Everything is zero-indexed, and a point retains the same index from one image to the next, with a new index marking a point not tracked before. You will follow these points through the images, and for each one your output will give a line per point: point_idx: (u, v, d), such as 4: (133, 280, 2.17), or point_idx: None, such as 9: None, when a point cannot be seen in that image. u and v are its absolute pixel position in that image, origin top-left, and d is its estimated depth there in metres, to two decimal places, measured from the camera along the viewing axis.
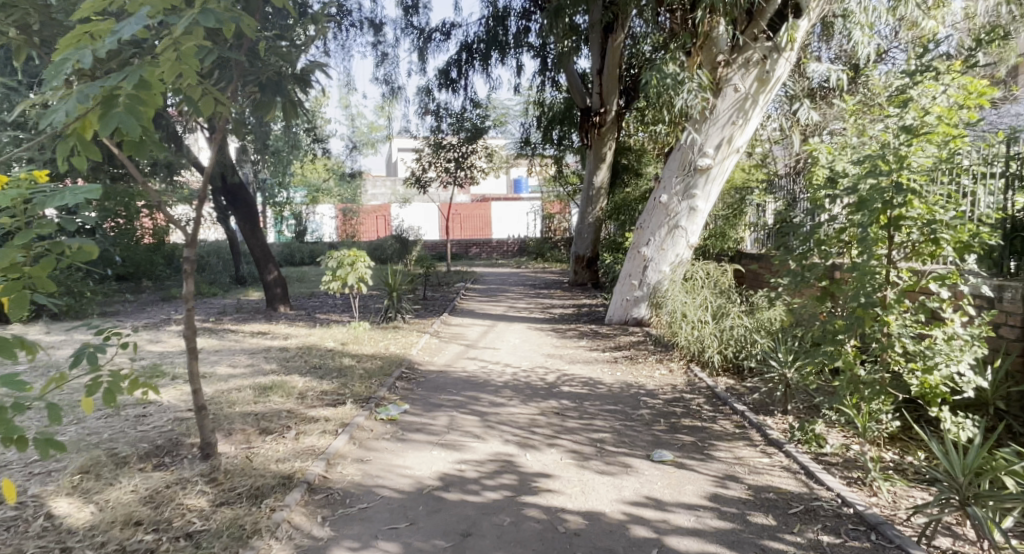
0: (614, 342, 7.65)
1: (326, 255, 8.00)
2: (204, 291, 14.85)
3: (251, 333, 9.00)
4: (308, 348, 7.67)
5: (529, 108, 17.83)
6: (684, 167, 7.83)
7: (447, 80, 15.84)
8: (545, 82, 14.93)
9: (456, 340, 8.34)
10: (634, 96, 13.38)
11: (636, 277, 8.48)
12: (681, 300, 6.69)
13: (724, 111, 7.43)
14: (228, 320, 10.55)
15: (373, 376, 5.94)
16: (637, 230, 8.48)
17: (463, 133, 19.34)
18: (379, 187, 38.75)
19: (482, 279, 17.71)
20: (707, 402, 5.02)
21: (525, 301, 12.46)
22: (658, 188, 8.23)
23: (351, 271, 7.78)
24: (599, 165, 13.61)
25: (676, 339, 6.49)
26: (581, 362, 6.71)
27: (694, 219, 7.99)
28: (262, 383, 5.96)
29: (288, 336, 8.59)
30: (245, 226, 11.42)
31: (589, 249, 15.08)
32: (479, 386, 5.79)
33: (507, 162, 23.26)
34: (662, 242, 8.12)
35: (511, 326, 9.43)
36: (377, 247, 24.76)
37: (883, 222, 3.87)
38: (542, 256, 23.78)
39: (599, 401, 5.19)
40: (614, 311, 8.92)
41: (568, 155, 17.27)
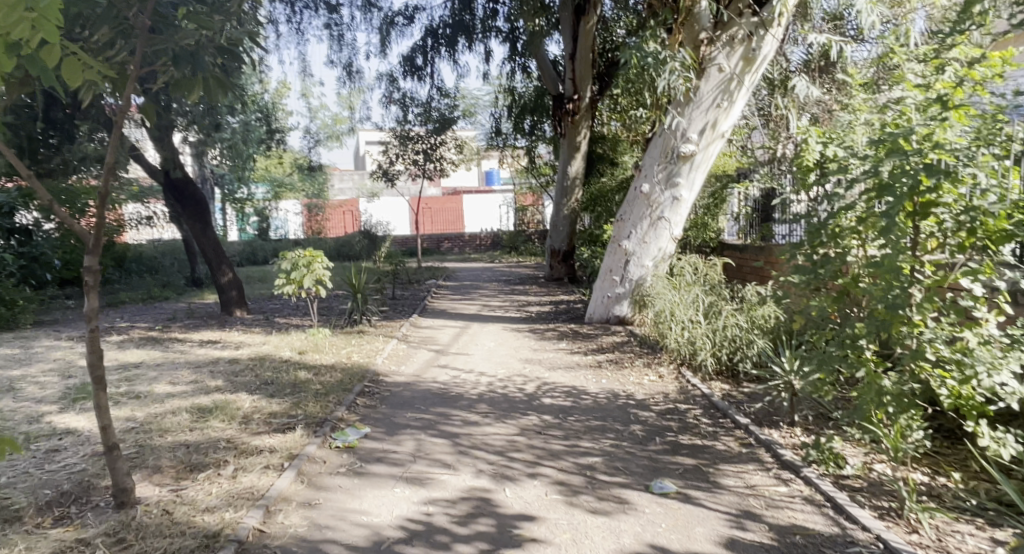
0: (596, 344, 7.11)
1: (280, 256, 7.28)
2: (156, 295, 13.92)
3: (201, 343, 8.23)
4: (262, 359, 6.97)
5: (499, 97, 17.16)
6: (666, 154, 7.31)
7: (412, 67, 15.15)
8: (515, 68, 14.27)
9: (426, 345, 7.70)
10: (609, 82, 12.77)
11: (616, 273, 7.94)
12: (671, 299, 6.15)
13: (708, 94, 6.91)
14: (178, 327, 9.73)
15: (331, 393, 5.29)
16: (617, 222, 7.94)
17: (431, 124, 18.60)
18: (346, 182, 37.74)
19: (455, 275, 17.07)
20: (704, 414, 4.49)
21: (500, 298, 11.86)
22: (639, 177, 7.69)
23: (308, 273, 7.08)
24: (573, 155, 13.08)
25: (665, 341, 5.96)
26: (562, 368, 6.14)
27: (677, 210, 7.48)
28: (204, 404, 5.26)
29: (242, 345, 7.86)
30: (194, 224, 10.56)
31: (565, 242, 14.55)
32: (450, 401, 5.17)
33: (478, 154, 22.58)
34: (643, 235, 7.62)
35: (485, 327, 8.83)
36: (345, 244, 23.89)
37: (909, 210, 3.34)
38: (516, 250, 23.22)
39: (584, 416, 4.63)
40: (594, 309, 8.37)
41: (541, 145, 16.66)
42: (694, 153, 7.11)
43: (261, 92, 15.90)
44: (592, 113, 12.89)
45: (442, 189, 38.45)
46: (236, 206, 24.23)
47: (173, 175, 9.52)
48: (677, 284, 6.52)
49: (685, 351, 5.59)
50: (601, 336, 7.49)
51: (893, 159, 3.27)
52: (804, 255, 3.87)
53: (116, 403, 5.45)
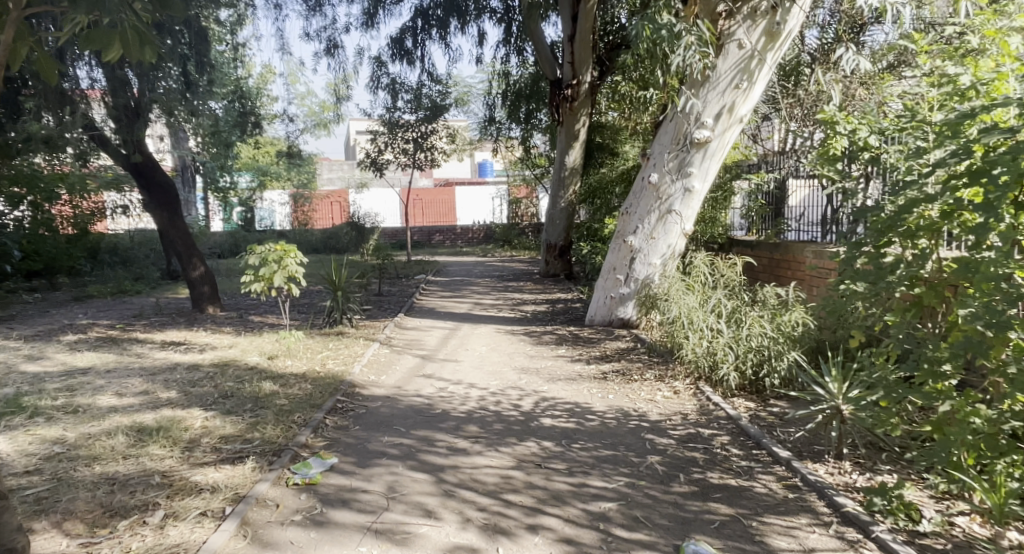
0: (599, 351, 6.41)
1: (248, 250, 6.49)
2: (127, 289, 13.09)
3: (163, 345, 7.46)
4: (226, 365, 6.21)
5: (493, 83, 16.38)
6: (678, 140, 6.63)
7: (401, 50, 14.38)
8: (509, 51, 13.56)
9: (411, 349, 6.98)
10: (609, 68, 12.07)
11: (621, 271, 7.26)
12: (686, 303, 5.43)
13: (725, 73, 6.20)
14: (142, 326, 8.94)
15: (297, 411, 4.56)
16: (623, 215, 7.28)
17: (422, 112, 17.82)
18: (335, 172, 37.21)
19: (445, 270, 16.32)
20: (734, 443, 3.80)
21: (492, 296, 11.13)
22: (647, 166, 7.02)
23: (278, 270, 6.31)
24: (571, 144, 12.41)
25: (680, 351, 5.25)
26: (562, 380, 5.44)
27: (689, 203, 6.79)
28: (147, 423, 4.50)
29: (207, 349, 7.09)
30: (162, 214, 9.80)
31: (561, 237, 13.87)
32: (435, 422, 4.46)
33: (471, 144, 21.78)
34: (651, 230, 6.95)
35: (476, 328, 8.10)
36: (332, 236, 23.09)
37: (1015, 203, 2.63)
38: (509, 244, 22.50)
39: (593, 444, 3.93)
40: (596, 310, 7.68)
41: (537, 135, 15.92)
42: (709, 138, 6.41)
43: (242, 75, 15.04)
44: (592, 100, 12.15)
45: (433, 181, 37.61)
46: (219, 195, 23.34)
47: (137, 160, 8.76)
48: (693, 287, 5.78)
49: (704, 363, 4.88)
50: (602, 342, 6.79)
51: (994, 136, 2.56)
52: (865, 256, 3.17)
53: (47, 420, 4.69)
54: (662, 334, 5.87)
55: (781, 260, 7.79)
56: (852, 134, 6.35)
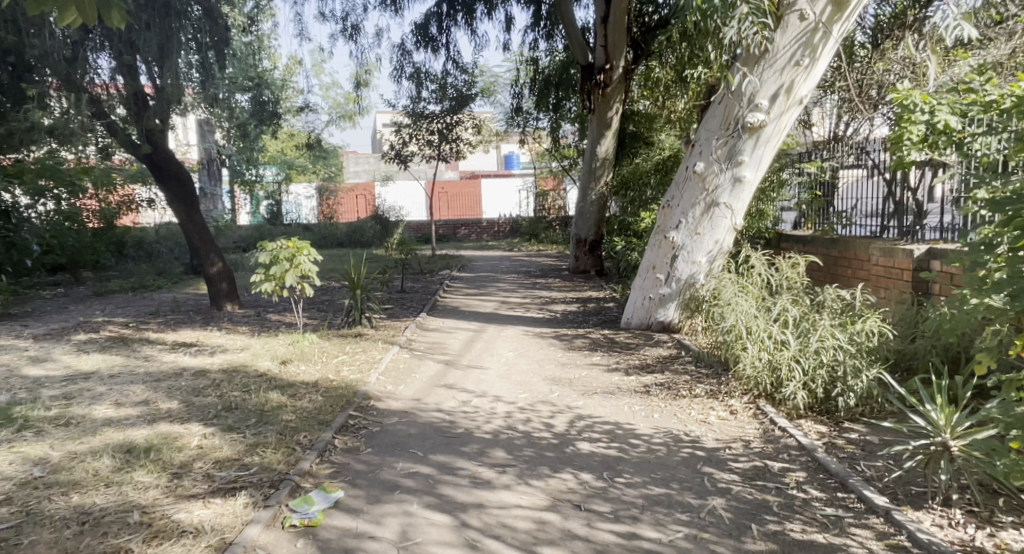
0: (638, 359, 5.80)
1: (258, 246, 6.00)
2: (148, 284, 12.85)
3: (173, 346, 7.06)
4: (235, 371, 5.76)
5: (520, 71, 15.76)
6: (728, 124, 5.98)
7: (426, 37, 13.88)
8: (538, 36, 12.94)
9: (433, 354, 6.46)
10: (645, 51, 11.40)
11: (660, 269, 6.63)
12: (742, 308, 4.79)
13: (785, 48, 5.53)
14: (157, 324, 8.60)
15: (304, 430, 4.07)
16: (663, 209, 6.65)
17: (448, 102, 17.34)
18: (361, 166, 37.07)
19: (470, 265, 15.80)
20: (813, 483, 3.18)
21: (520, 294, 10.56)
22: (691, 154, 6.37)
23: (290, 269, 5.84)
24: (604, 133, 11.77)
25: (735, 364, 4.61)
26: (600, 394, 4.86)
27: (739, 194, 6.13)
28: (138, 441, 4.04)
29: (218, 351, 6.66)
30: (179, 207, 9.42)
31: (592, 231, 13.15)
32: (458, 445, 3.92)
33: (497, 135, 21.21)
34: (695, 225, 6.31)
35: (503, 331, 7.54)
36: (356, 230, 22.79)
37: None
38: (536, 238, 21.92)
39: (642, 478, 3.34)
40: (632, 312, 7.05)
41: (566, 124, 15.27)
42: (763, 122, 5.74)
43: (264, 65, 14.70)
44: (625, 86, 11.48)
45: (458, 173, 37.14)
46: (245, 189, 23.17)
47: (147, 152, 8.36)
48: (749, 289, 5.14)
49: (766, 379, 4.23)
50: (640, 348, 6.18)
51: None
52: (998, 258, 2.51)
53: (35, 434, 4.28)
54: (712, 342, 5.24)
55: (839, 259, 7.06)
56: (932, 116, 5.64)
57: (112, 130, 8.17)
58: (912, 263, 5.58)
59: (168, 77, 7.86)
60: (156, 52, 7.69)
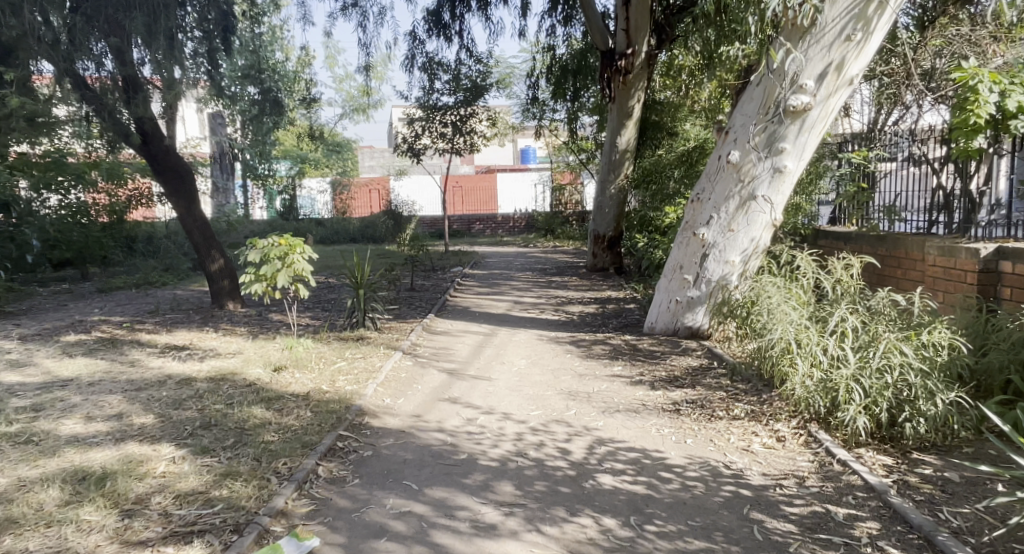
0: (665, 371, 5.20)
1: (248, 244, 5.52)
2: (153, 280, 12.46)
3: (163, 349, 6.60)
4: (222, 379, 5.27)
5: (536, 61, 15.17)
6: (767, 108, 5.37)
7: (438, 23, 13.34)
8: (555, 21, 12.35)
9: (438, 361, 5.93)
10: (669, 35, 10.75)
11: (689, 269, 6.03)
12: (789, 316, 4.16)
13: (834, 21, 4.90)
14: (153, 325, 8.16)
15: (284, 455, 3.56)
16: (692, 203, 6.05)
17: (461, 94, 16.82)
18: (376, 161, 36.92)
19: (483, 262, 15.25)
20: (891, 539, 2.58)
21: (534, 294, 9.97)
22: (724, 142, 5.77)
23: (282, 268, 5.34)
24: (624, 123, 11.15)
25: (781, 382, 4.00)
26: (623, 413, 4.28)
27: (779, 187, 5.52)
28: (97, 467, 3.54)
29: (209, 356, 6.18)
30: (177, 202, 8.94)
31: (612, 227, 12.46)
32: (459, 476, 3.38)
33: (514, 128, 20.62)
34: (729, 221, 5.71)
35: (515, 335, 7.00)
36: (369, 224, 22.38)
37: None
38: (552, 233, 21.31)
39: (677, 526, 2.77)
40: (657, 316, 6.45)
41: (583, 116, 14.67)
42: (809, 105, 5.13)
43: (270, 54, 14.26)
44: (648, 73, 10.84)
45: (473, 168, 36.52)
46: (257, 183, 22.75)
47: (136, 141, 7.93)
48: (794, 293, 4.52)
49: (821, 400, 3.62)
50: (666, 358, 5.58)
51: None
52: None
53: None
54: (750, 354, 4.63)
55: (889, 257, 6.39)
56: (1000, 98, 5.00)
57: (105, 118, 7.78)
58: (978, 264, 4.92)
59: (158, 60, 7.41)
60: (145, 34, 7.24)
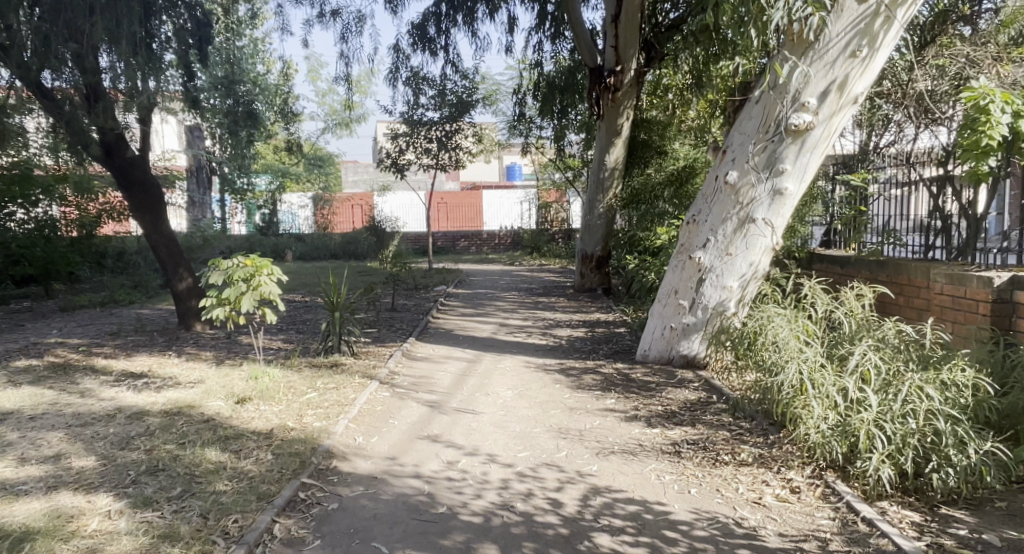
0: (662, 405, 4.82)
1: (209, 265, 5.07)
2: (120, 299, 11.88)
3: (119, 377, 6.09)
4: (179, 414, 4.80)
5: (522, 78, 14.95)
6: (767, 126, 5.09)
7: (423, 37, 13.07)
8: (543, 37, 12.15)
9: (417, 392, 5.51)
10: (658, 53, 10.55)
11: (684, 294, 5.70)
12: (799, 350, 3.82)
13: (839, 35, 4.65)
14: (113, 348, 7.63)
15: (236, 510, 3.11)
16: (687, 225, 5.74)
17: (447, 109, 16.56)
18: (361, 175, 36.87)
19: (468, 281, 14.87)
20: None
21: (520, 316, 9.59)
22: (722, 161, 5.47)
23: (247, 291, 4.92)
24: (613, 141, 10.90)
25: (793, 424, 3.63)
26: (619, 456, 3.90)
27: (780, 209, 5.22)
28: (17, 523, 3.07)
29: (167, 386, 5.69)
30: (142, 218, 8.52)
31: (599, 247, 12.11)
32: (436, 535, 2.96)
33: (500, 145, 20.37)
34: (727, 244, 5.40)
35: (501, 362, 6.60)
36: (351, 240, 21.92)
37: None
38: (537, 251, 20.99)
39: None
40: (650, 344, 6.09)
41: (570, 134, 14.46)
42: (812, 123, 4.85)
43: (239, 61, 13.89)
44: (636, 90, 10.60)
45: (459, 184, 36.25)
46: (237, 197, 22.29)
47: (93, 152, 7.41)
48: (802, 324, 4.17)
49: (840, 447, 3.27)
50: (661, 390, 5.20)
51: None
52: None
53: None
54: (754, 390, 4.27)
55: (893, 284, 6.09)
56: (1014, 118, 4.74)
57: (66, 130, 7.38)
58: (992, 293, 4.63)
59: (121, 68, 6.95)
60: (107, 39, 6.81)
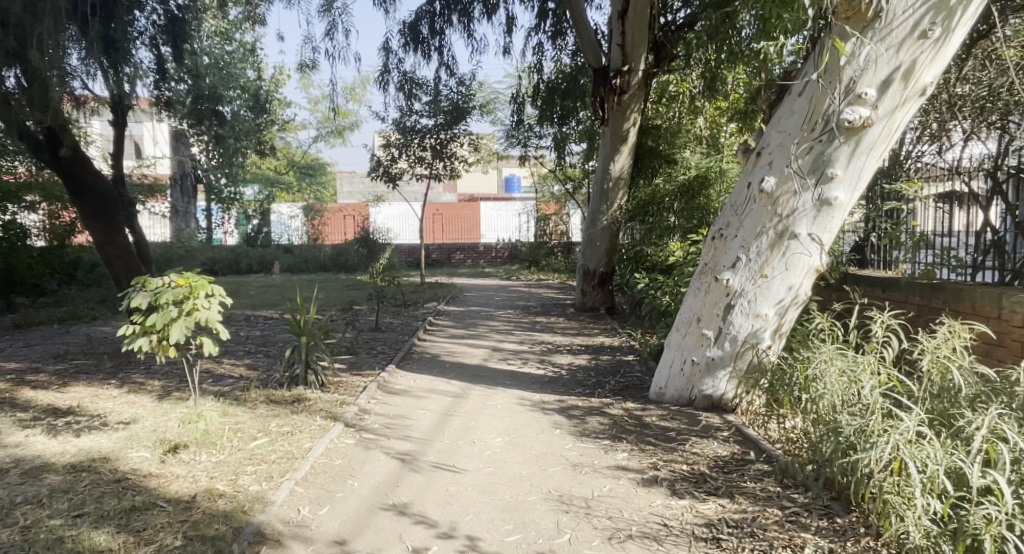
0: (687, 464, 3.89)
1: (134, 285, 4.14)
2: (82, 315, 10.93)
3: (37, 415, 5.12)
4: (86, 470, 3.85)
5: (521, 83, 14.12)
6: (813, 123, 4.24)
7: (416, 37, 12.26)
8: (542, 38, 11.35)
9: (389, 438, 4.57)
10: (668, 52, 9.75)
11: (709, 323, 4.80)
12: (883, 406, 2.88)
13: (905, 12, 3.80)
14: (49, 376, 6.67)
15: None
16: (713, 241, 4.86)
17: (442, 116, 15.73)
18: (356, 186, 36.52)
19: (461, 296, 13.96)
20: None
21: (515, 338, 8.65)
22: (756, 166, 4.61)
23: (179, 317, 4.01)
24: (618, 148, 10.05)
25: (878, 511, 2.68)
26: (639, 544, 2.96)
27: (827, 222, 4.33)
28: None
29: (89, 428, 4.73)
30: (95, 227, 8.02)
31: (602, 263, 11.14)
32: None
33: (498, 154, 19.55)
34: (761, 264, 4.51)
35: (492, 398, 5.66)
36: (342, 253, 21.06)
37: None
38: (536, 265, 20.12)
39: None
40: (668, 380, 5.17)
41: (572, 143, 13.62)
42: (870, 118, 3.98)
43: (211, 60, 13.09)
44: (645, 93, 9.75)
45: (456, 196, 35.43)
46: (223, 206, 21.40)
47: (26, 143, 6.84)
48: (885, 371, 3.23)
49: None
50: (684, 442, 4.26)
51: None
52: None
53: None
54: (815, 454, 3.32)
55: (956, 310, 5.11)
56: None
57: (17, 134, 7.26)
58: None
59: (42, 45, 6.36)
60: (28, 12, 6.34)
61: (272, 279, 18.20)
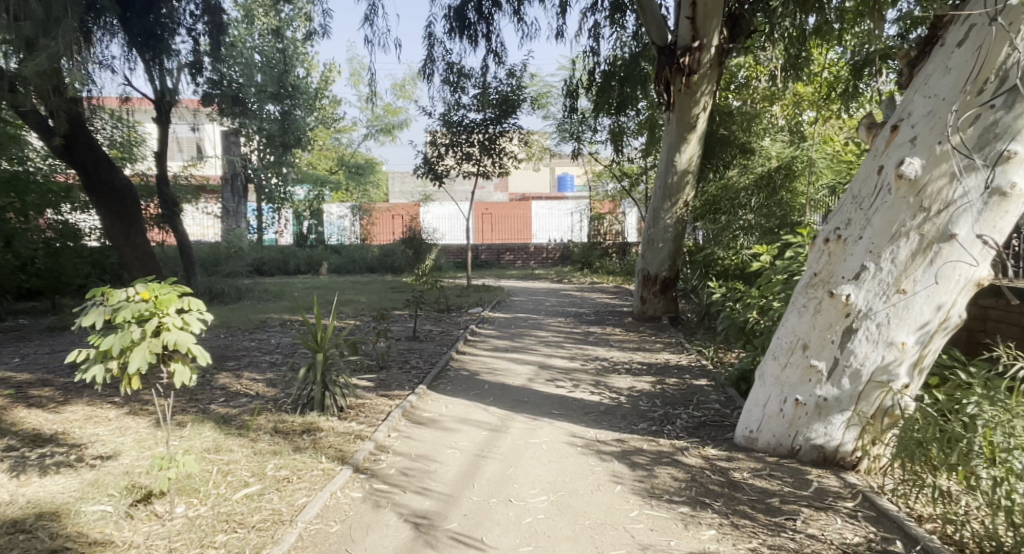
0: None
1: (97, 296, 3.34)
2: None
3: (13, 444, 4.44)
4: (25, 531, 3.07)
5: (576, 72, 13.04)
6: (982, 81, 3.07)
7: (461, 21, 11.35)
8: (600, 18, 10.25)
9: (406, 490, 3.64)
10: (746, 27, 8.49)
11: (819, 352, 3.65)
12: None
13: None
14: (55, 391, 6.08)
15: None
16: (825, 244, 3.71)
17: (490, 110, 14.85)
18: (408, 187, 36.16)
19: (509, 301, 12.99)
20: None
21: (566, 353, 7.62)
22: (890, 144, 3.44)
23: (139, 343, 3.17)
24: (686, 137, 8.79)
25: None
26: None
27: (998, 217, 3.14)
28: None
29: (60, 465, 4.00)
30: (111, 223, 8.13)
31: (666, 267, 9.89)
32: None
33: (550, 151, 18.51)
34: (898, 276, 3.34)
35: (537, 433, 4.67)
36: (388, 254, 20.51)
37: None
38: (589, 267, 18.96)
39: None
40: (760, 424, 4.04)
41: (630, 135, 12.43)
42: None
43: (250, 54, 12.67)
44: (717, 74, 8.53)
45: (507, 195, 34.54)
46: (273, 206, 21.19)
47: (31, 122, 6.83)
48: None
49: None
50: (793, 518, 3.15)
51: None
52: None
53: None
54: None
55: None
56: None
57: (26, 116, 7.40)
58: None
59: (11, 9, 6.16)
60: None
61: (317, 280, 17.75)
